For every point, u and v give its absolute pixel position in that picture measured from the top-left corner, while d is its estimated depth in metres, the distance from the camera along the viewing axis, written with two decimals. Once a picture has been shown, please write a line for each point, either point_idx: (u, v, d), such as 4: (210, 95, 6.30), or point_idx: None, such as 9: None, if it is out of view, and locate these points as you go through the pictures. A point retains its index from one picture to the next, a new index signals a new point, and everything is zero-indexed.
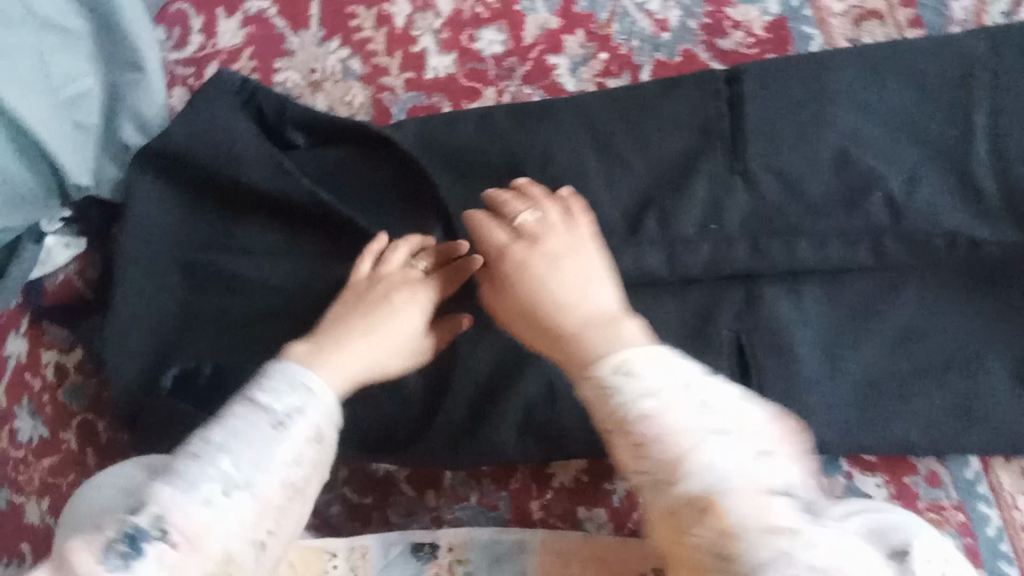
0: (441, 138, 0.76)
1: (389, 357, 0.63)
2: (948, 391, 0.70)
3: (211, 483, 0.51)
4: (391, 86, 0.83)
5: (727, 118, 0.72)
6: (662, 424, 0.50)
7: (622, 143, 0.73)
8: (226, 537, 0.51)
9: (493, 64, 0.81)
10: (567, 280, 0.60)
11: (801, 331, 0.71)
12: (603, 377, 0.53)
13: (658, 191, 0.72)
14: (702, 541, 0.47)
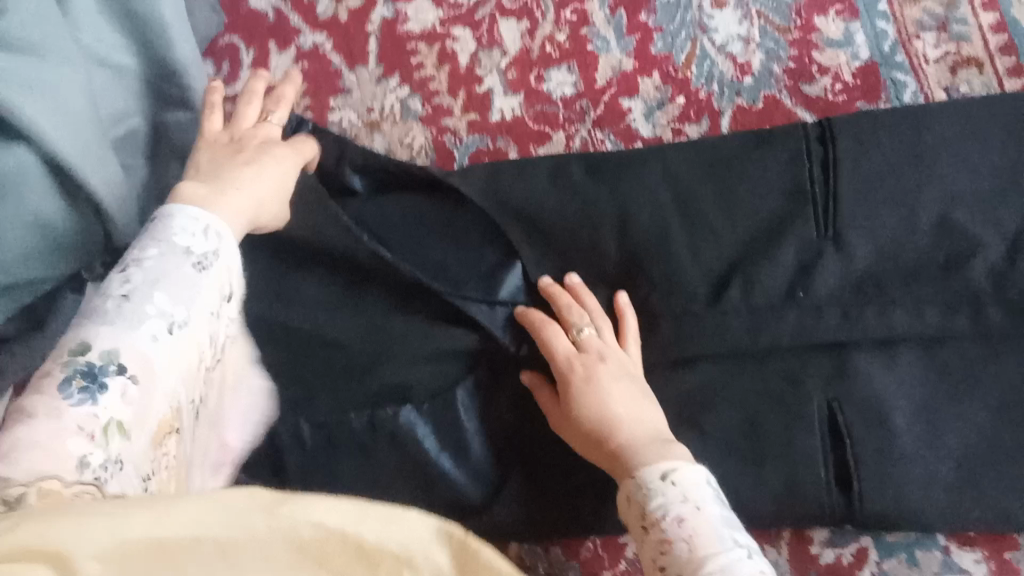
0: (514, 193, 0.74)
1: (269, 199, 0.62)
2: None
3: (155, 321, 0.50)
4: (454, 128, 0.79)
5: (820, 182, 0.67)
6: (685, 529, 0.54)
7: (705, 203, 0.69)
8: (169, 382, 0.50)
9: (563, 106, 0.77)
10: (624, 403, 0.63)
11: (895, 399, 0.65)
12: (641, 486, 0.58)
13: (744, 255, 0.67)
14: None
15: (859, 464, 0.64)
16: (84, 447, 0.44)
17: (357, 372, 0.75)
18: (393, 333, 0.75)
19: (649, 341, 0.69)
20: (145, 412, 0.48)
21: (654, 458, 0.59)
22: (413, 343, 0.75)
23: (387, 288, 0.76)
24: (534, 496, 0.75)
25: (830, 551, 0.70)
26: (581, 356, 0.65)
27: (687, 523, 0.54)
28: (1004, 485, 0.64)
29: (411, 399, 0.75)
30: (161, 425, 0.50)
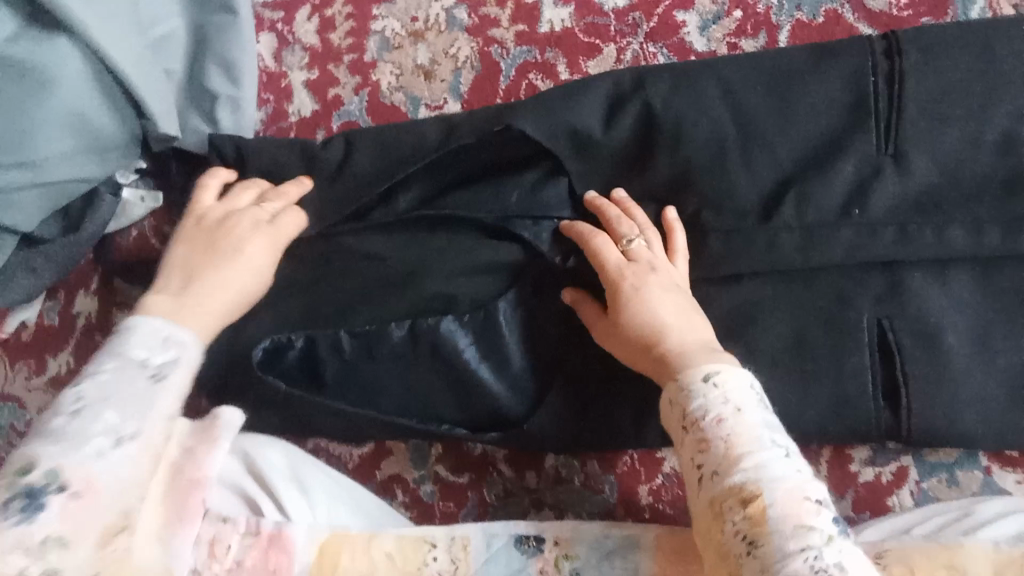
0: (565, 112, 0.70)
1: (246, 287, 0.65)
2: None
3: (101, 437, 0.51)
4: (501, 39, 0.77)
5: (884, 96, 0.65)
6: (725, 430, 0.54)
7: (760, 116, 0.67)
8: (118, 488, 0.51)
9: (615, 18, 0.75)
10: (672, 313, 0.62)
11: (948, 319, 0.64)
12: (683, 388, 0.57)
13: (802, 172, 0.66)
14: (732, 529, 0.51)
15: (910, 379, 0.64)
16: (19, 560, 0.46)
17: (402, 285, 0.75)
18: (433, 251, 0.76)
19: (698, 257, 0.68)
20: (86, 524, 0.49)
21: (699, 362, 0.58)
22: (463, 258, 0.75)
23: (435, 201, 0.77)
24: (576, 409, 0.75)
25: (870, 469, 0.69)
26: (631, 266, 0.64)
27: (727, 424, 0.55)
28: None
29: (452, 312, 0.74)
30: (105, 531, 0.49)
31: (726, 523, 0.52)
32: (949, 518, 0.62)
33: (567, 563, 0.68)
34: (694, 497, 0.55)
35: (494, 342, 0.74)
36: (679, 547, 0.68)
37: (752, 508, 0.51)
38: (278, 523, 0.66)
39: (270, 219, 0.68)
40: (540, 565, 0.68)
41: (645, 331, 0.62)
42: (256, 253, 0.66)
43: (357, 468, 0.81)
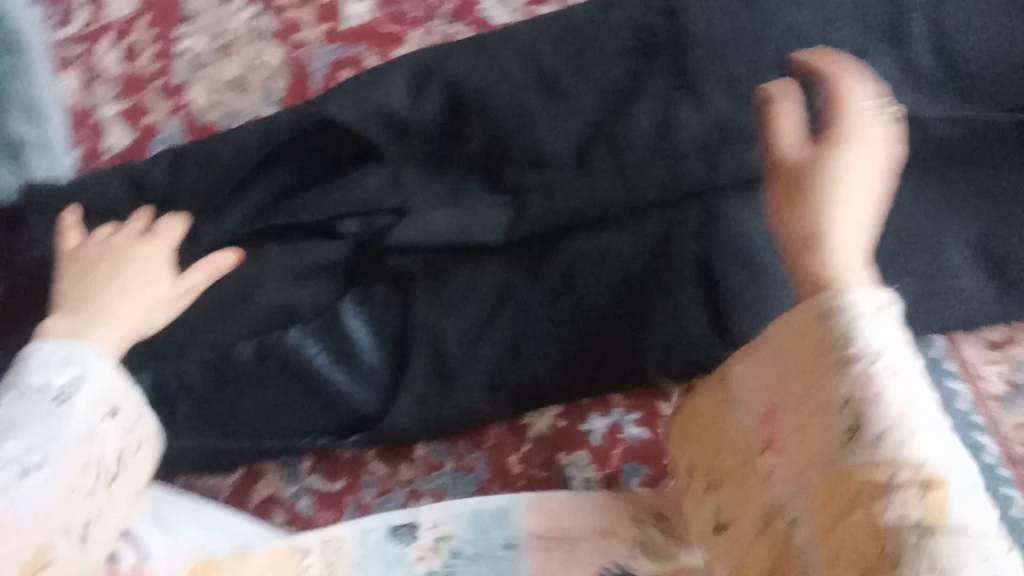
0: (368, 98, 0.71)
1: (148, 314, 0.65)
2: (912, 273, 0.69)
3: (6, 469, 0.51)
4: (305, 41, 0.77)
5: (667, 35, 0.69)
6: (894, 383, 0.46)
7: (556, 72, 0.70)
8: (36, 522, 0.52)
9: (414, 5, 0.76)
10: (850, 201, 0.52)
11: (761, 239, 0.68)
12: (845, 314, 0.48)
13: (607, 118, 0.70)
14: (904, 522, 0.43)
15: (734, 300, 0.69)
16: None
17: (239, 302, 0.73)
18: (263, 262, 0.73)
19: (525, 217, 0.71)
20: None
21: (856, 287, 0.49)
22: (296, 265, 0.73)
23: (263, 215, 0.74)
24: (433, 396, 0.73)
25: None
26: (848, 149, 0.53)
27: (895, 377, 0.46)
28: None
29: (297, 322, 0.74)
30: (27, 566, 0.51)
31: (889, 502, 0.43)
32: None
33: (444, 544, 0.67)
34: (834, 460, 0.47)
35: (341, 343, 0.74)
36: (553, 509, 0.68)
37: (929, 493, 0.43)
38: (136, 564, 0.63)
39: (149, 244, 0.69)
40: (416, 552, 0.67)
41: (824, 228, 0.51)
42: (148, 279, 0.66)
43: (231, 496, 0.78)
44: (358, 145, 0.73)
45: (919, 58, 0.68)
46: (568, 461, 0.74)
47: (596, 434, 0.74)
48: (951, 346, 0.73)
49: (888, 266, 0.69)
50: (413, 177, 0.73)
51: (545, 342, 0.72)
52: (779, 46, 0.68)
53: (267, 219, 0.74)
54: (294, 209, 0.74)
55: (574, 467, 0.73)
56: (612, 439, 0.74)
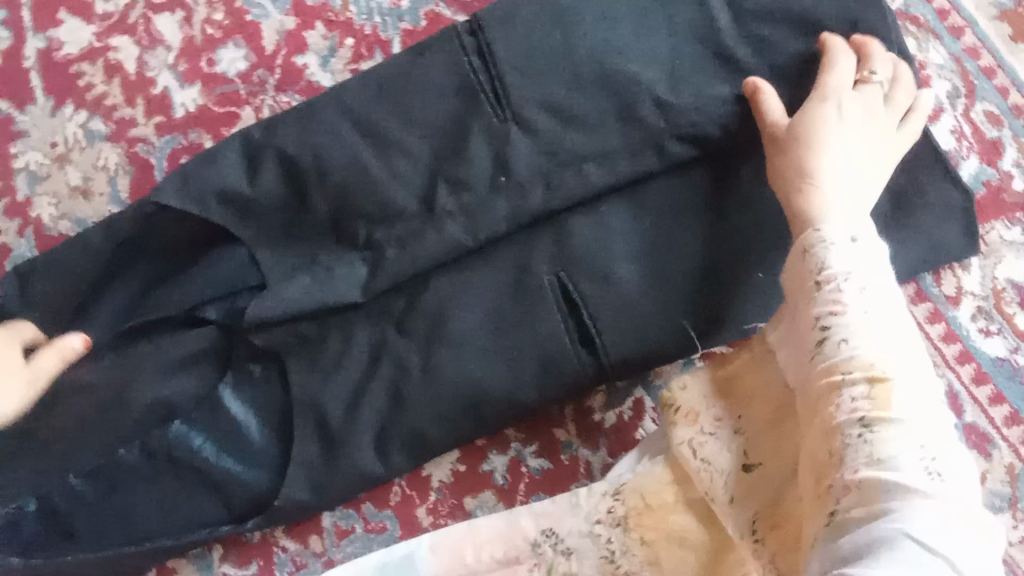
0: (204, 181, 0.69)
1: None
2: (769, 263, 0.69)
3: None
4: (143, 136, 0.75)
5: (483, 69, 0.68)
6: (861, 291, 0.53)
7: (384, 124, 0.69)
8: None
9: (242, 82, 0.75)
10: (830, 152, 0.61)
11: (614, 251, 0.68)
12: (819, 243, 0.56)
13: (442, 161, 0.69)
14: (848, 406, 0.51)
15: (596, 315, 0.67)
16: None
17: (115, 406, 0.71)
18: (138, 361, 0.72)
19: (379, 273, 0.69)
20: None
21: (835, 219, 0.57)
22: (169, 360, 0.72)
23: (126, 316, 0.73)
24: (325, 465, 0.70)
25: (611, 412, 0.73)
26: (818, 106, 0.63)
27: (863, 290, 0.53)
28: (729, 294, 0.68)
29: (178, 416, 0.72)
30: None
31: (842, 399, 0.51)
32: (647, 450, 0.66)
33: None
34: (807, 369, 0.55)
35: (227, 427, 0.72)
36: (453, 545, 0.66)
37: (874, 387, 0.51)
38: None
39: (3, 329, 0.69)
40: None
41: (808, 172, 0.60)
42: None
43: None
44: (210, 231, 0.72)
45: (737, 52, 0.67)
46: (475, 504, 0.72)
47: (500, 473, 0.72)
48: None
49: (749, 254, 0.68)
50: (267, 254, 0.71)
51: (420, 392, 0.68)
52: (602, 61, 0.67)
53: (133, 318, 0.73)
54: (158, 304, 0.72)
55: (482, 509, 0.72)
56: (515, 474, 0.72)
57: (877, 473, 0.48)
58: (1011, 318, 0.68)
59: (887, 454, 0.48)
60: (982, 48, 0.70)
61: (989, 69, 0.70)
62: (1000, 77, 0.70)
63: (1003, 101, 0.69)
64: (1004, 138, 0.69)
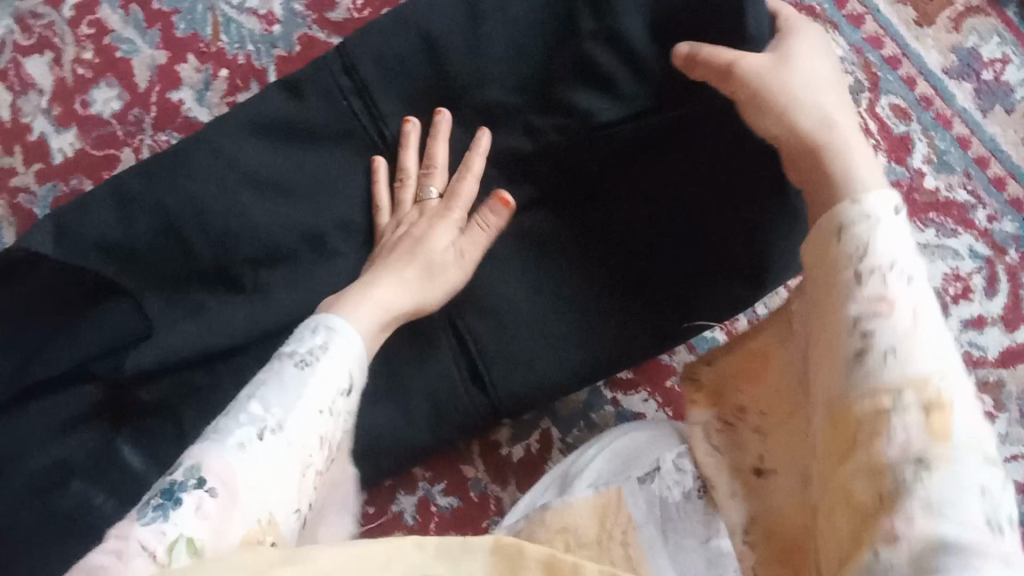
0: (85, 234, 0.65)
1: None
2: (665, 273, 0.62)
3: (244, 428, 0.41)
4: (24, 185, 0.72)
5: (362, 114, 0.67)
6: (909, 280, 0.40)
7: (267, 172, 0.66)
8: (267, 493, 0.40)
9: (118, 123, 0.72)
10: (799, 91, 0.49)
11: (493, 283, 0.65)
12: (861, 219, 0.42)
13: (323, 206, 0.67)
14: (901, 436, 0.35)
15: (485, 355, 0.64)
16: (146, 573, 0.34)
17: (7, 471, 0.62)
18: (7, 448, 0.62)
19: (264, 315, 0.64)
20: (226, 525, 0.37)
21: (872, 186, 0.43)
22: (65, 418, 0.64)
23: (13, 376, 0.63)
24: None
25: (517, 446, 0.69)
26: (784, 68, 0.50)
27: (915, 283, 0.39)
28: (620, 308, 0.63)
29: (75, 478, 0.63)
30: (248, 537, 0.37)
31: (890, 426, 0.36)
32: (556, 486, 0.61)
33: None
34: (835, 386, 0.39)
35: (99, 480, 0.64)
36: None
37: (930, 414, 0.36)
38: None
39: None
40: None
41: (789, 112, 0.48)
42: None
43: None
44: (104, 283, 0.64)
45: (602, 59, 0.61)
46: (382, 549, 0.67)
47: (408, 514, 0.68)
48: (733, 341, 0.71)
49: (642, 261, 0.63)
50: (155, 304, 0.65)
51: None
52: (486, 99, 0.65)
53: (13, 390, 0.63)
54: (40, 366, 0.63)
55: None
56: (423, 514, 0.68)
57: (936, 524, 0.32)
58: None
59: (942, 498, 0.33)
60: (884, 36, 0.66)
61: (893, 58, 0.66)
62: (906, 66, 0.66)
63: (910, 93, 0.65)
64: (912, 133, 0.65)
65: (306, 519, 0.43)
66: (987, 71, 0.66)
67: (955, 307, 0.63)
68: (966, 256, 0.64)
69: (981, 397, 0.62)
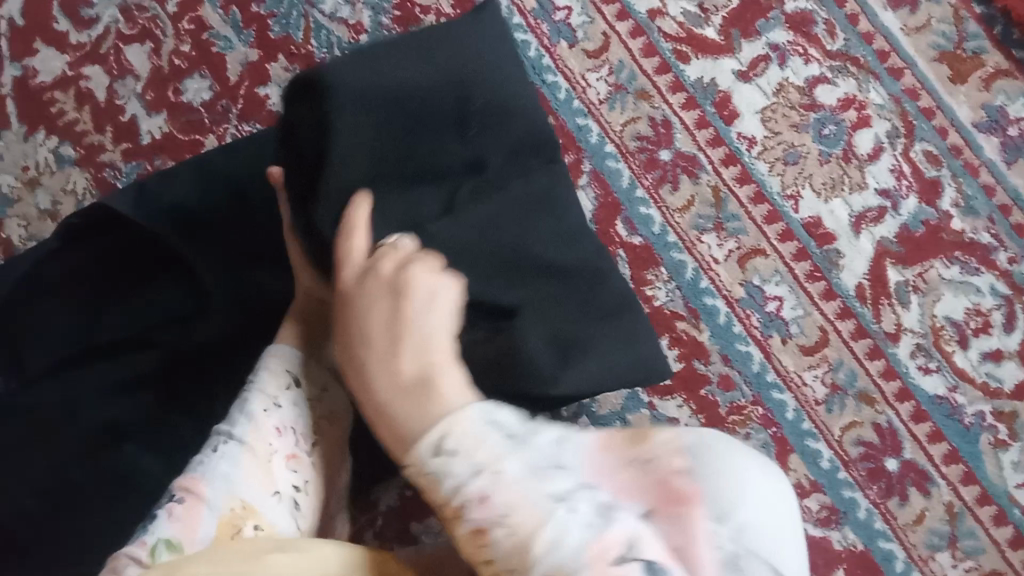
0: (156, 201, 0.62)
1: None
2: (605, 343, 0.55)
3: (203, 447, 0.45)
4: (110, 161, 0.77)
5: None
6: (496, 509, 0.37)
7: None
8: (233, 488, 0.43)
9: (206, 111, 0.78)
10: (396, 326, 0.43)
11: None
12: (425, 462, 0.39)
13: None
14: None
15: None
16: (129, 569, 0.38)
17: (44, 435, 0.57)
18: (79, 414, 0.58)
19: None
20: (196, 527, 0.41)
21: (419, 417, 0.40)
22: (110, 384, 0.59)
23: (68, 338, 0.61)
24: None
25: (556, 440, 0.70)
26: (376, 299, 0.44)
27: (496, 502, 0.37)
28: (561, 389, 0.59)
29: (126, 436, 0.58)
30: (220, 524, 0.41)
31: None
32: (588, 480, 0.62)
33: None
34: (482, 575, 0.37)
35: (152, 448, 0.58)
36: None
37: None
38: None
39: None
40: None
41: (370, 361, 0.43)
42: None
43: None
44: (163, 251, 0.63)
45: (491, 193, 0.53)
46: (421, 528, 0.69)
47: None
48: (768, 357, 0.70)
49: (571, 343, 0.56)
50: (208, 274, 0.61)
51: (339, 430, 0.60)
52: (495, 82, 0.52)
53: (69, 362, 0.60)
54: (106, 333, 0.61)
55: (429, 533, 0.68)
56: None
57: None
58: (950, 356, 0.69)
59: None
60: (921, 89, 0.73)
61: (928, 109, 0.73)
62: (940, 117, 0.73)
63: (942, 141, 0.72)
64: (943, 178, 0.72)
65: (298, 497, 0.47)
66: (1013, 127, 0.73)
67: (975, 339, 0.70)
68: (987, 293, 0.70)
69: (995, 424, 0.69)
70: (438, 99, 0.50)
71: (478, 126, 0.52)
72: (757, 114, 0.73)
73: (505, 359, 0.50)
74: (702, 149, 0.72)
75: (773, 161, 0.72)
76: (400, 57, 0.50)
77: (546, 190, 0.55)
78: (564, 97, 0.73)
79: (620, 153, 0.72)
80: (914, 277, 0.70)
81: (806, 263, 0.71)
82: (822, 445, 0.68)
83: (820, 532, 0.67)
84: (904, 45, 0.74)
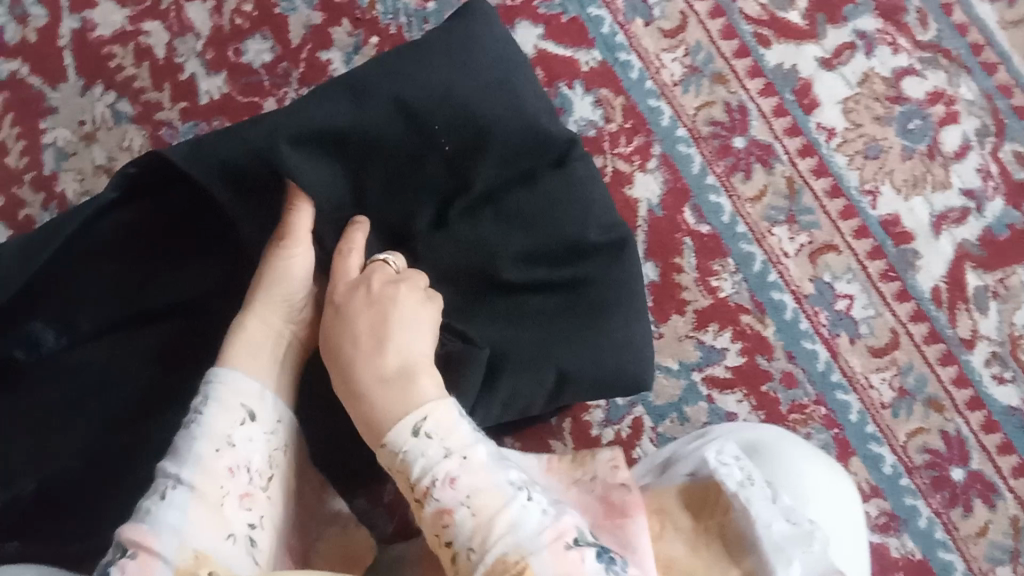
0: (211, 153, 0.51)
1: None
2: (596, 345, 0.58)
3: (146, 497, 0.42)
4: (168, 120, 0.75)
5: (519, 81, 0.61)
6: (461, 491, 0.39)
7: None
8: (185, 538, 0.40)
9: (266, 73, 0.76)
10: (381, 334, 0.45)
11: None
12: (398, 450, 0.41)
13: None
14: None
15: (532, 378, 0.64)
16: None
17: (44, 427, 0.53)
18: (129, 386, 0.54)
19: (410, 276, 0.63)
20: None
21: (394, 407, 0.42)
22: (117, 371, 0.55)
23: (113, 309, 0.55)
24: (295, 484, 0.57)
25: (608, 428, 0.66)
26: (367, 306, 0.47)
27: (461, 485, 0.39)
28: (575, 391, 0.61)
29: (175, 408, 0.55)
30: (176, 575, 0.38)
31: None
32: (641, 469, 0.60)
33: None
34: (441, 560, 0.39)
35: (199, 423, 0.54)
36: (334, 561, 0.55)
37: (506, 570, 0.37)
38: None
39: None
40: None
41: (356, 362, 0.45)
42: None
43: None
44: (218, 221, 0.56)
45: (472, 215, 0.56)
46: None
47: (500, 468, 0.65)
48: (834, 356, 0.67)
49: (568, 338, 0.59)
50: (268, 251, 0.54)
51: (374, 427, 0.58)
52: (446, 97, 0.52)
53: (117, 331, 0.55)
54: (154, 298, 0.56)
55: None
56: None
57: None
58: None
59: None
60: (1014, 86, 0.71)
61: (1019, 108, 0.71)
62: None
63: None
64: None
65: (254, 535, 0.44)
66: None
67: None
68: None
69: None
70: (388, 128, 0.52)
71: (448, 143, 0.53)
72: (839, 104, 0.71)
73: (455, 369, 0.54)
74: (779, 137, 0.70)
75: (853, 154, 0.70)
76: (330, 98, 0.51)
77: (526, 203, 0.56)
78: (636, 76, 0.70)
79: (692, 137, 0.70)
80: (994, 282, 0.68)
81: (881, 262, 0.68)
82: (886, 450, 0.66)
83: (879, 539, 0.65)
84: (998, 39, 0.72)
